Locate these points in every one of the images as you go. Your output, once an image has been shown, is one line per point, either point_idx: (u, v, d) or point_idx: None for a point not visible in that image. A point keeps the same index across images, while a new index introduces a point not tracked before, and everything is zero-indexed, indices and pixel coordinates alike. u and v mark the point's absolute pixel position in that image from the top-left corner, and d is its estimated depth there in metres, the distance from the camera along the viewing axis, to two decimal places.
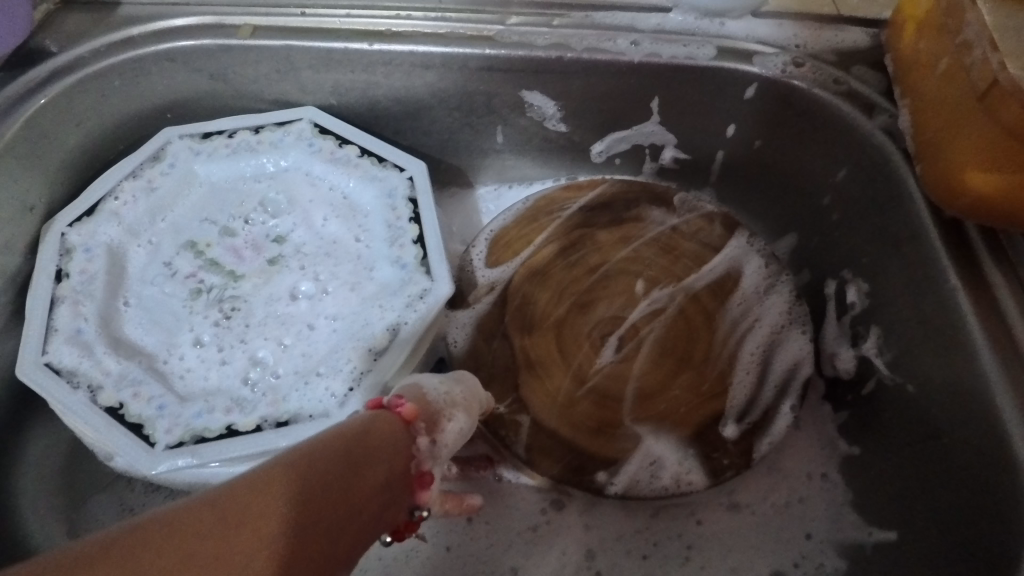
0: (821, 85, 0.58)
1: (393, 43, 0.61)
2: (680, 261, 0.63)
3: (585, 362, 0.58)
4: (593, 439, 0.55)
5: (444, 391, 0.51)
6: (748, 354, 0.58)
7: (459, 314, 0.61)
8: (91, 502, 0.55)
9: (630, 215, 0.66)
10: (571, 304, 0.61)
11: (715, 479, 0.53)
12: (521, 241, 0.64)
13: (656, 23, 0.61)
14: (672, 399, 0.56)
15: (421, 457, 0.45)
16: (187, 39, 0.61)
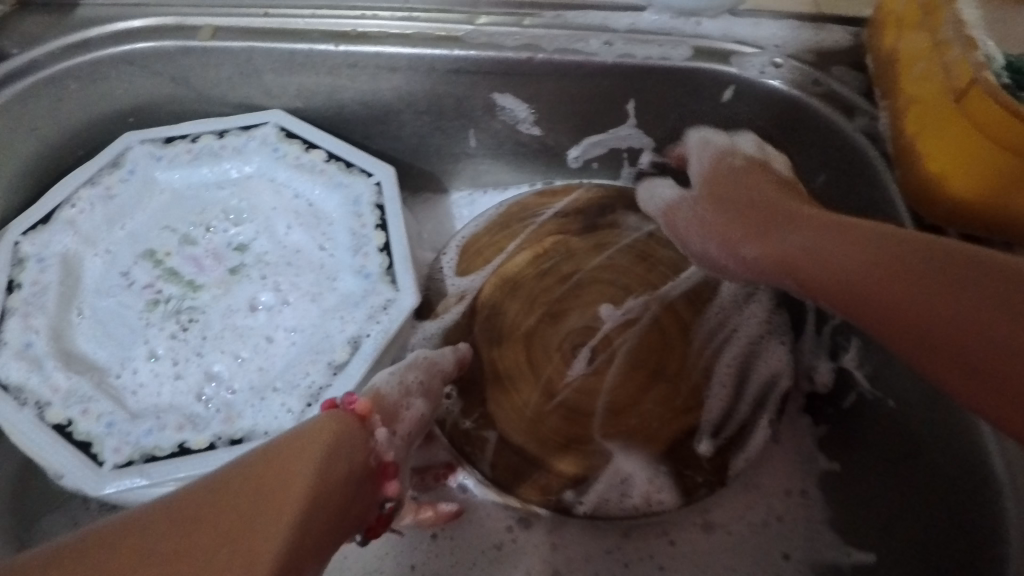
0: (799, 86, 0.56)
1: (357, 45, 0.59)
2: (655, 269, 0.60)
3: (554, 375, 0.56)
4: (561, 457, 0.53)
5: (397, 377, 0.49)
6: (724, 367, 0.56)
7: (428, 324, 0.59)
8: (44, 522, 0.54)
9: (605, 221, 0.63)
10: (542, 315, 0.58)
11: (687, 497, 0.52)
12: (492, 249, 0.62)
13: (629, 23, 0.59)
14: (645, 414, 0.54)
15: (381, 449, 0.44)
16: (145, 41, 0.59)
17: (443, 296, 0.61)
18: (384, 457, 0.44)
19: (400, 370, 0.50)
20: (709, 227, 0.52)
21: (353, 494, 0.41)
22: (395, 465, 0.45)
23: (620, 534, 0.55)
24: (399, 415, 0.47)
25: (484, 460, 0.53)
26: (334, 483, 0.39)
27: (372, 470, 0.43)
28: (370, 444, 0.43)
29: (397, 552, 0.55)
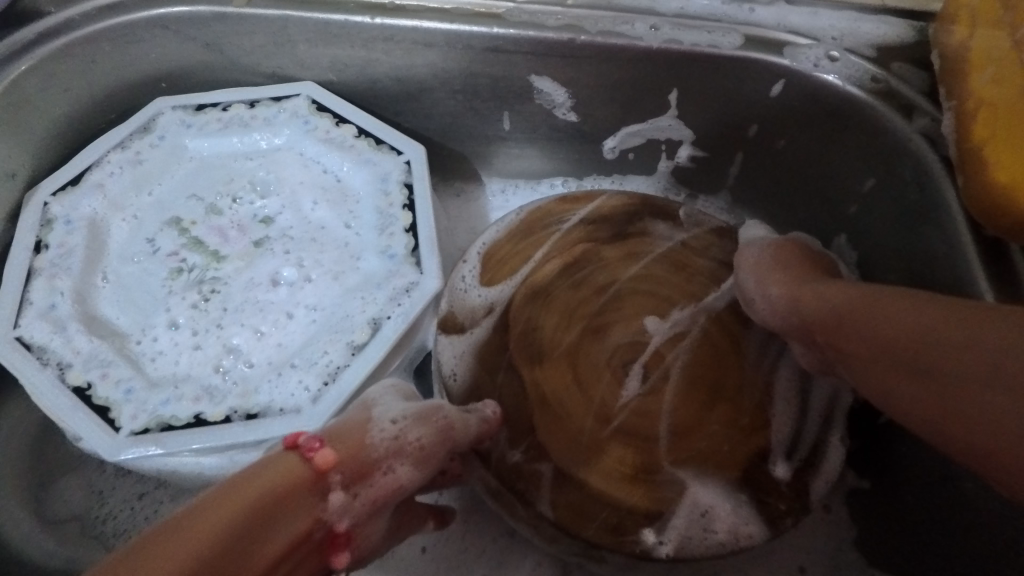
0: (856, 82, 0.52)
1: (394, 17, 0.57)
2: (696, 279, 0.54)
3: (608, 397, 0.49)
4: (631, 491, 0.46)
5: (393, 435, 0.42)
6: (786, 381, 0.50)
7: (451, 337, 0.53)
8: (61, 482, 0.54)
9: (635, 229, 0.57)
10: (582, 330, 0.52)
11: (774, 531, 0.47)
12: (517, 257, 0.55)
13: (678, 6, 0.56)
14: (710, 437, 0.48)
15: (332, 521, 0.38)
16: (180, 4, 0.58)
17: (469, 307, 0.54)
18: (335, 527, 0.39)
19: (401, 426, 0.43)
20: (761, 286, 0.47)
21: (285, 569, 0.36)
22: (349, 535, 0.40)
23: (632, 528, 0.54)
24: (373, 478, 0.41)
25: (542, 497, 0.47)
26: (267, 558, 0.34)
27: (313, 541, 0.38)
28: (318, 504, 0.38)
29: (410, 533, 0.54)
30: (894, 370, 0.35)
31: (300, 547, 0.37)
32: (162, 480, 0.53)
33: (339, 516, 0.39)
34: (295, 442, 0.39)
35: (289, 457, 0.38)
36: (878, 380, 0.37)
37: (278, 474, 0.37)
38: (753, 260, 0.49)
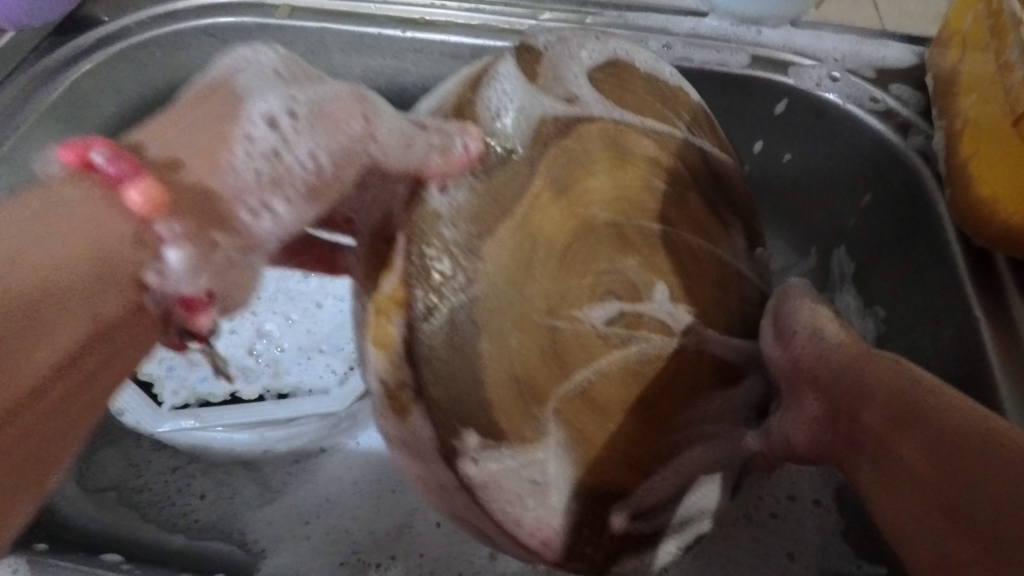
0: (855, 101, 0.56)
1: (424, 32, 0.62)
2: (720, 302, 0.49)
3: (577, 297, 0.41)
4: (501, 391, 0.38)
5: (273, 150, 0.39)
6: (689, 463, 0.47)
7: (510, 80, 0.40)
8: (101, 455, 0.58)
9: (718, 228, 0.50)
10: (617, 230, 0.43)
11: (563, 557, 0.44)
12: (636, 100, 0.46)
13: (690, 27, 0.60)
14: (603, 431, 0.43)
15: (167, 285, 0.36)
16: (229, 16, 0.63)
17: (561, 75, 0.43)
18: (182, 292, 0.37)
19: (289, 135, 0.39)
20: (808, 327, 0.43)
21: (114, 337, 0.35)
22: (209, 296, 0.38)
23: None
24: (238, 217, 0.39)
25: (455, 297, 0.36)
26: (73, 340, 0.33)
27: (136, 319, 0.36)
28: (155, 258, 0.35)
29: (425, 509, 0.55)
30: (917, 488, 0.33)
31: (123, 324, 0.35)
32: (196, 453, 0.57)
33: (184, 278, 0.36)
34: (85, 159, 0.35)
35: (76, 188, 0.34)
36: (894, 491, 0.35)
37: (87, 228, 0.34)
38: (811, 312, 0.44)
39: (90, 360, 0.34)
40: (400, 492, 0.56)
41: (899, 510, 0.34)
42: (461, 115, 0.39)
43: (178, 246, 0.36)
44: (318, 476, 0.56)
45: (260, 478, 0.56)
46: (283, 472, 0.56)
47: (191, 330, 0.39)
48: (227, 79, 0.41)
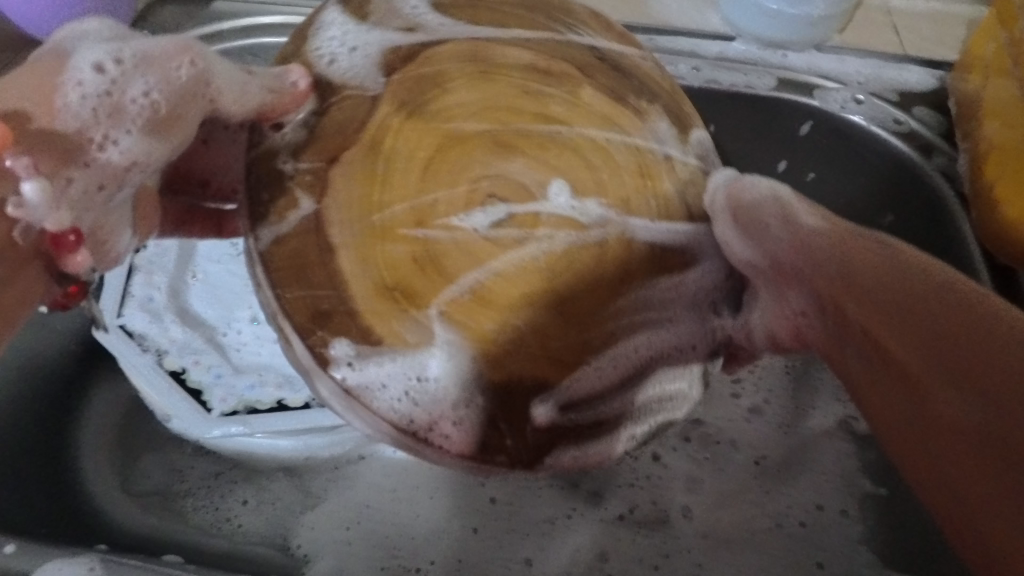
0: (879, 123, 0.58)
1: None
2: (644, 193, 0.43)
3: (442, 204, 0.39)
4: (377, 300, 0.39)
5: (108, 90, 0.36)
6: (632, 347, 0.44)
7: (345, 26, 0.43)
8: (144, 461, 0.60)
9: (635, 102, 0.44)
10: (484, 135, 0.40)
11: (479, 453, 0.41)
12: (493, 14, 0.44)
13: (717, 51, 0.62)
14: (508, 328, 0.41)
15: (31, 216, 0.34)
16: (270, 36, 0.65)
17: (395, 9, 0.44)
18: (46, 228, 0.35)
19: (117, 75, 0.37)
20: (790, 226, 0.42)
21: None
22: (79, 234, 0.37)
23: (657, 510, 0.59)
24: (90, 155, 0.36)
25: (274, 225, 0.39)
26: None
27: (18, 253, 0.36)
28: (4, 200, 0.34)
29: (462, 515, 0.57)
30: (915, 377, 0.32)
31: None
32: (238, 459, 0.59)
33: (43, 213, 0.34)
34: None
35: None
36: (882, 382, 0.34)
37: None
38: (778, 204, 0.43)
39: None
40: (439, 498, 0.58)
41: (895, 404, 0.33)
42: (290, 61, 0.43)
43: (31, 179, 0.33)
44: (358, 482, 0.58)
45: (301, 484, 0.58)
46: (324, 478, 0.58)
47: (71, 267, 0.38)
48: (65, 48, 0.37)
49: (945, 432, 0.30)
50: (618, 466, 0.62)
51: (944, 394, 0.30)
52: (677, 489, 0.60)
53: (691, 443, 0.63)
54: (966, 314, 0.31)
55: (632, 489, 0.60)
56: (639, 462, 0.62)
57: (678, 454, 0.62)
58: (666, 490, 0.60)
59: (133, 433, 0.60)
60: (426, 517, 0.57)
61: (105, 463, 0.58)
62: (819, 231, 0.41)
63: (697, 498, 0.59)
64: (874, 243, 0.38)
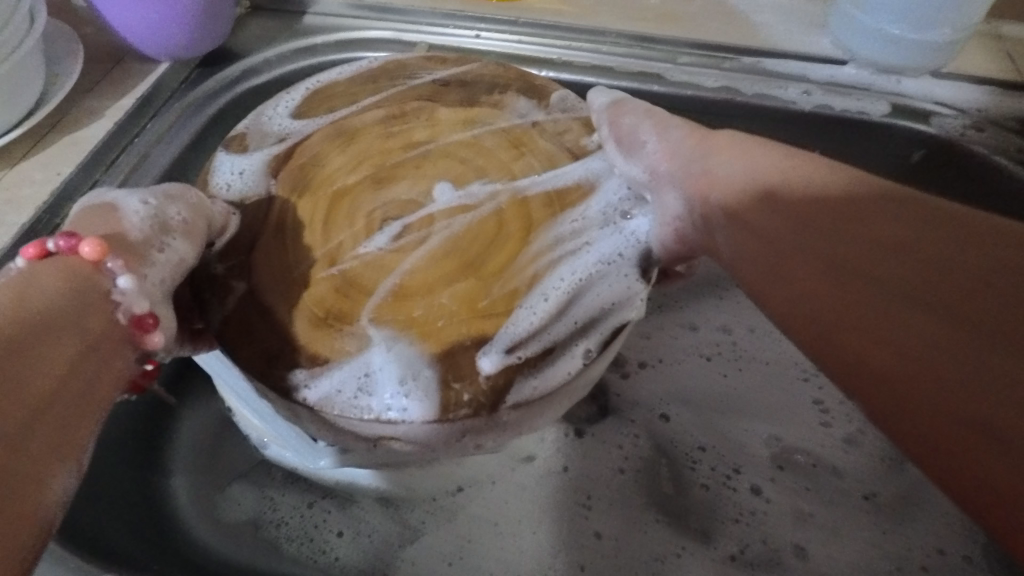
0: (1002, 152, 0.57)
1: (562, 72, 0.62)
2: (524, 157, 0.49)
3: (347, 243, 0.45)
4: (308, 327, 0.43)
5: (151, 215, 0.42)
6: (556, 280, 0.44)
7: (231, 156, 0.50)
8: (233, 488, 0.57)
9: (489, 99, 0.52)
10: (365, 176, 0.48)
11: (441, 414, 0.40)
12: (344, 98, 0.53)
13: (829, 74, 0.61)
14: (435, 306, 0.43)
15: (125, 302, 0.37)
16: (365, 51, 0.64)
17: (262, 130, 0.51)
18: (133, 310, 0.38)
19: (159, 204, 0.43)
20: (677, 151, 0.47)
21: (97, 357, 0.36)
22: (156, 317, 0.39)
23: (769, 549, 0.57)
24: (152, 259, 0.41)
25: (219, 310, 0.43)
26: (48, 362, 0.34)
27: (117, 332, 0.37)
28: (107, 292, 0.37)
29: (569, 551, 0.56)
30: (814, 261, 0.38)
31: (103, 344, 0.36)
32: (330, 488, 0.57)
33: (135, 297, 0.38)
34: (41, 249, 0.37)
35: (36, 266, 0.36)
36: (787, 267, 0.39)
37: (46, 283, 0.35)
38: (648, 122, 0.49)
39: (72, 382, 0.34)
40: (543, 532, 0.57)
41: (800, 284, 0.38)
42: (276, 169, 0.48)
43: (122, 270, 0.38)
44: (459, 516, 0.56)
45: (398, 516, 0.56)
46: (422, 511, 0.56)
47: (150, 352, 0.39)
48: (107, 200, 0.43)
49: (861, 302, 0.35)
50: (720, 500, 0.60)
51: (840, 269, 0.37)
52: (787, 525, 0.59)
53: (789, 474, 0.62)
54: (853, 205, 0.38)
55: (739, 527, 0.59)
56: (742, 496, 0.60)
57: (780, 487, 0.61)
58: (775, 526, 0.59)
59: (218, 463, 0.58)
60: (530, 552, 0.56)
61: (195, 492, 0.56)
62: (688, 148, 0.47)
63: (810, 535, 0.58)
64: (728, 144, 0.45)
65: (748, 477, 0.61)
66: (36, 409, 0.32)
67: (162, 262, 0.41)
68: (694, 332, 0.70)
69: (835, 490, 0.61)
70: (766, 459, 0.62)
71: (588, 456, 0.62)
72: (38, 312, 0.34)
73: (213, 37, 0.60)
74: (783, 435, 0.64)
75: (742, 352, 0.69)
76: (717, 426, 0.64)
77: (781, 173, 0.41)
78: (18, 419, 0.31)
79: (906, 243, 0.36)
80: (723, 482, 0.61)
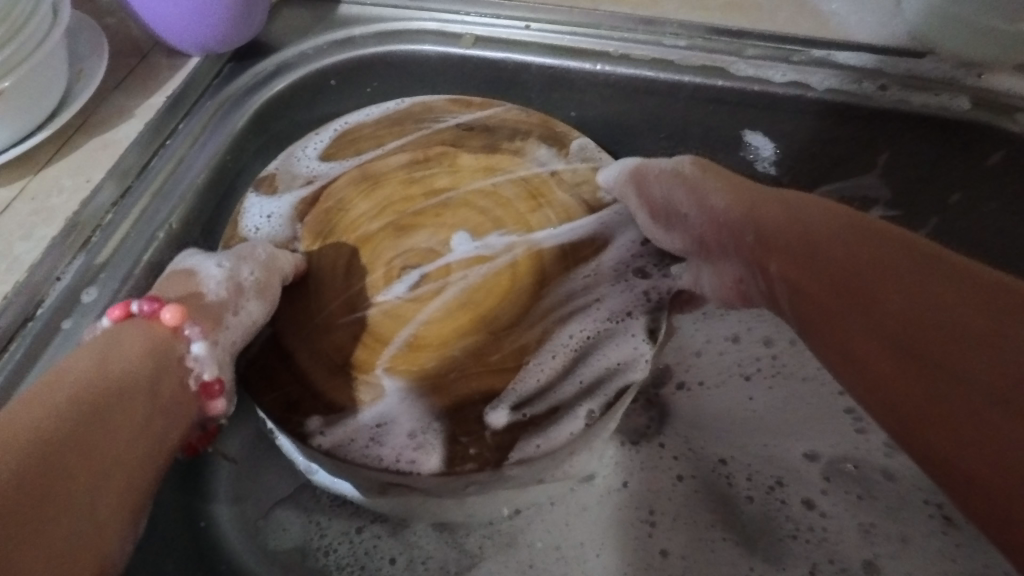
0: None
1: (620, 66, 0.58)
2: (541, 210, 0.50)
3: (367, 290, 0.46)
4: (325, 376, 0.43)
5: (226, 277, 0.42)
6: (565, 337, 0.45)
7: (261, 198, 0.50)
8: (276, 513, 0.54)
9: (510, 146, 0.53)
10: (388, 225, 0.49)
11: (447, 467, 0.40)
12: (371, 141, 0.53)
13: (906, 68, 0.57)
14: (447, 359, 0.43)
15: (199, 368, 0.39)
16: (408, 43, 0.60)
17: (292, 174, 0.51)
18: (202, 376, 0.39)
19: (231, 266, 0.43)
20: (709, 208, 0.45)
21: (172, 414, 0.37)
22: (223, 381, 0.40)
23: (836, 569, 0.55)
24: (224, 321, 0.41)
25: (243, 354, 0.44)
26: (138, 417, 0.35)
27: (185, 392, 0.38)
28: (182, 357, 0.39)
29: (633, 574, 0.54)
30: (880, 345, 0.37)
31: (175, 401, 0.38)
32: (381, 513, 0.53)
33: (208, 363, 0.39)
34: (128, 312, 0.39)
35: (124, 331, 0.38)
36: (853, 348, 0.38)
37: (130, 345, 0.37)
38: (682, 185, 0.46)
39: (153, 437, 0.36)
40: (607, 554, 0.54)
41: (869, 368, 0.37)
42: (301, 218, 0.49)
43: (199, 339, 0.39)
44: (518, 540, 0.54)
45: (453, 541, 0.54)
46: (479, 535, 0.54)
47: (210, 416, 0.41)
48: (188, 264, 0.44)
49: (935, 393, 0.34)
50: (772, 512, 0.57)
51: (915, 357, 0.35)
52: (850, 542, 0.56)
53: (839, 484, 0.58)
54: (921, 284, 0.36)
55: (801, 545, 0.56)
56: (795, 509, 0.57)
57: (833, 499, 0.58)
58: (839, 544, 0.56)
59: (258, 487, 0.55)
60: None
61: (239, 516, 0.53)
62: (732, 216, 0.44)
63: (877, 550, 0.55)
64: (778, 204, 0.43)
65: (799, 489, 0.58)
66: (114, 470, 0.33)
67: (234, 322, 0.42)
68: (737, 345, 0.65)
69: (893, 499, 0.58)
70: (823, 472, 0.59)
71: (648, 466, 0.59)
72: (119, 375, 0.35)
73: (249, 28, 0.56)
74: (825, 449, 0.60)
75: (781, 366, 0.64)
76: (773, 439, 0.61)
77: (833, 227, 0.40)
78: (86, 484, 0.31)
79: (941, 306, 0.35)
80: (768, 494, 0.58)
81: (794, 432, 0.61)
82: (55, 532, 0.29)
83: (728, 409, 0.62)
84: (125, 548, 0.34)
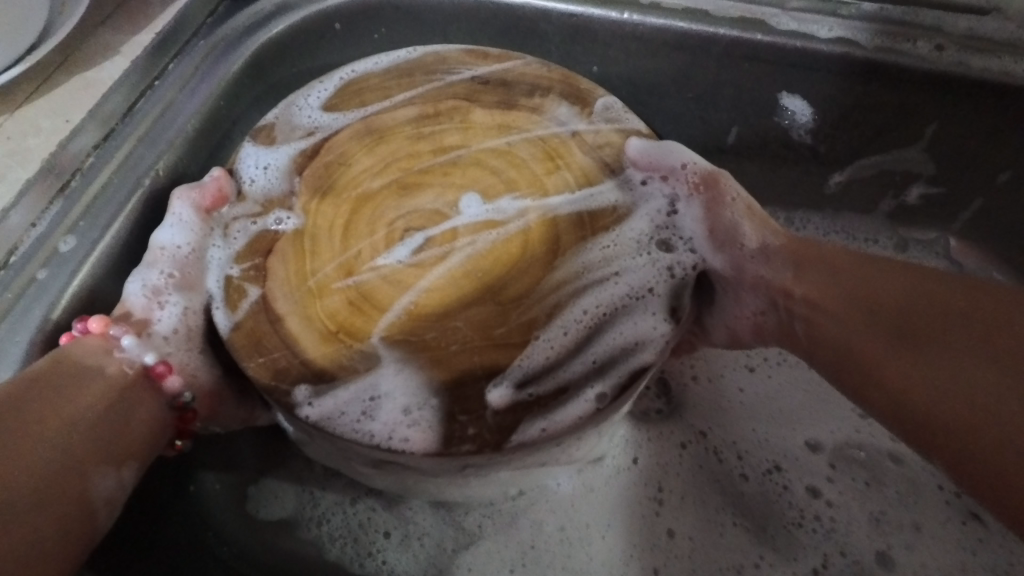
0: None
1: (649, 17, 0.53)
2: (557, 172, 0.46)
3: (366, 252, 0.43)
4: (320, 343, 0.40)
5: (144, 284, 0.43)
6: (578, 312, 0.42)
7: (257, 149, 0.47)
8: (269, 480, 0.52)
9: (528, 102, 0.48)
10: (391, 183, 0.45)
11: (444, 447, 0.37)
12: (376, 92, 0.49)
13: (967, 27, 0.52)
14: (450, 330, 0.40)
15: (133, 356, 0.42)
16: None
17: (292, 125, 0.48)
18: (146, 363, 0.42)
19: (143, 274, 0.44)
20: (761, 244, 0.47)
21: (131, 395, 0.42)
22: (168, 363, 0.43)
23: (847, 561, 0.52)
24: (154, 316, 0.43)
25: (228, 317, 0.40)
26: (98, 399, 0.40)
27: (136, 377, 0.42)
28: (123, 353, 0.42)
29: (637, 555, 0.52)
30: (877, 340, 0.42)
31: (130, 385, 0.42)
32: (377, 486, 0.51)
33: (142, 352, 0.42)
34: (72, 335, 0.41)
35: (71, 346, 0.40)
36: (855, 348, 0.43)
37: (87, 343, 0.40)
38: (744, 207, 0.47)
39: (118, 414, 0.41)
40: (611, 537, 0.52)
41: (869, 361, 0.42)
42: (297, 172, 0.46)
43: (125, 334, 0.42)
44: (520, 519, 0.52)
45: (451, 518, 0.52)
46: (478, 514, 0.52)
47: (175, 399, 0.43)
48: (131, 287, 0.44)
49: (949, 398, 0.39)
50: (780, 499, 0.54)
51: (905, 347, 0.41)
52: (861, 533, 0.53)
53: (846, 471, 0.55)
54: (912, 288, 0.43)
55: (807, 535, 0.53)
56: (798, 496, 0.54)
57: (840, 487, 0.55)
58: (850, 535, 0.53)
59: (253, 454, 0.53)
60: (600, 559, 0.51)
61: (232, 482, 0.51)
62: (780, 249, 0.47)
63: (890, 540, 0.53)
64: (821, 252, 0.47)
65: (803, 476, 0.55)
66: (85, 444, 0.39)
67: (164, 318, 0.43)
68: None
69: (904, 487, 0.55)
70: (838, 459, 0.56)
71: (657, 447, 0.56)
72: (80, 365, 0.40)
73: None
74: (844, 435, 0.57)
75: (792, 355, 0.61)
76: (788, 425, 0.57)
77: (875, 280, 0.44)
78: (46, 446, 0.37)
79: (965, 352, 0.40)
80: (765, 476, 0.55)
81: (810, 418, 0.58)
82: (16, 478, 0.35)
83: (746, 394, 0.59)
84: (110, 488, 0.39)
